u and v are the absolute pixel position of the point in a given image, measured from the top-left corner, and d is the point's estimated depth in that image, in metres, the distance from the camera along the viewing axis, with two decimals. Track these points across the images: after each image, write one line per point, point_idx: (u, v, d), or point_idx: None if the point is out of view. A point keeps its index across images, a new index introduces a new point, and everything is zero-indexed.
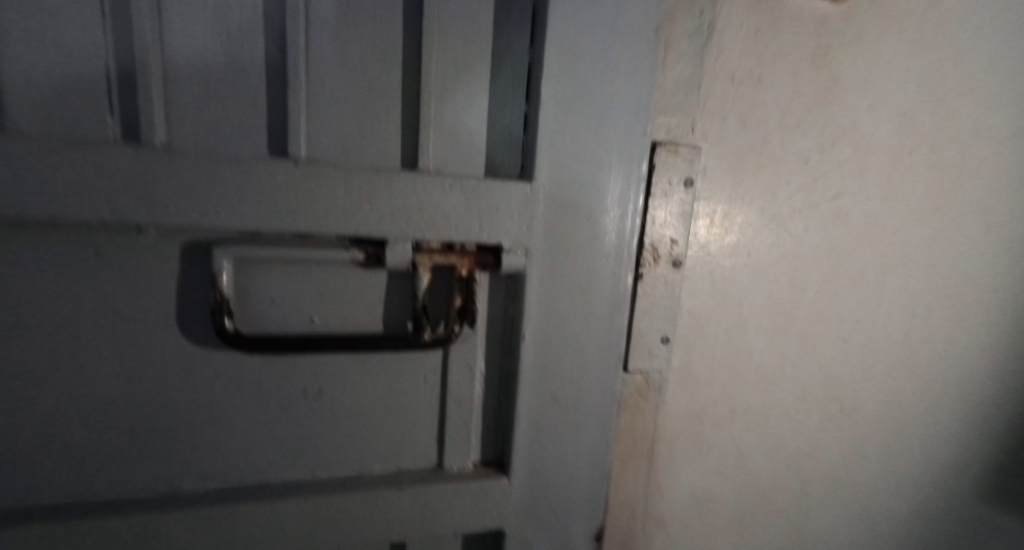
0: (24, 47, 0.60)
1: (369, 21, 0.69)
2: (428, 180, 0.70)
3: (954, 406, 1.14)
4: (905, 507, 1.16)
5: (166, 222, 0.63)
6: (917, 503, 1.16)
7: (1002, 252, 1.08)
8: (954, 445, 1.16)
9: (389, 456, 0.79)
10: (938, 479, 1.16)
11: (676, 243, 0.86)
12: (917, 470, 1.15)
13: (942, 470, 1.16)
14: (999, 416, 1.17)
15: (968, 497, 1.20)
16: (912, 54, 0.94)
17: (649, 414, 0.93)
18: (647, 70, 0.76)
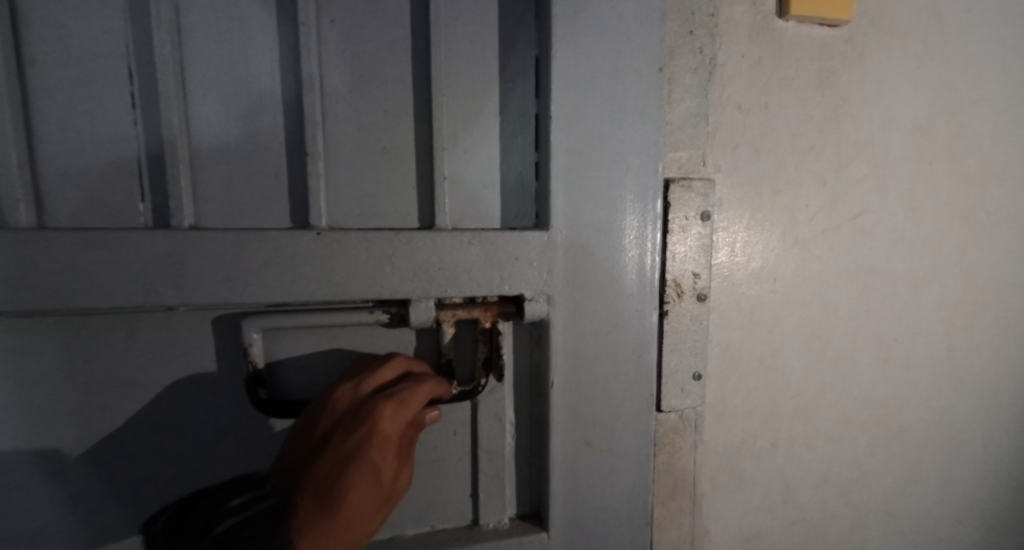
0: (61, 143, 0.63)
1: (379, 89, 0.71)
2: (446, 237, 0.72)
3: (1008, 419, 1.09)
4: (968, 531, 1.10)
5: (197, 300, 0.66)
6: (981, 526, 1.11)
7: None
8: (1014, 462, 1.11)
9: (423, 514, 0.80)
10: (1000, 497, 1.11)
11: (699, 276, 0.85)
12: (977, 490, 1.09)
13: (1003, 487, 1.11)
14: None
15: None
16: (922, 67, 0.93)
17: (687, 452, 0.91)
18: (654, 110, 0.77)
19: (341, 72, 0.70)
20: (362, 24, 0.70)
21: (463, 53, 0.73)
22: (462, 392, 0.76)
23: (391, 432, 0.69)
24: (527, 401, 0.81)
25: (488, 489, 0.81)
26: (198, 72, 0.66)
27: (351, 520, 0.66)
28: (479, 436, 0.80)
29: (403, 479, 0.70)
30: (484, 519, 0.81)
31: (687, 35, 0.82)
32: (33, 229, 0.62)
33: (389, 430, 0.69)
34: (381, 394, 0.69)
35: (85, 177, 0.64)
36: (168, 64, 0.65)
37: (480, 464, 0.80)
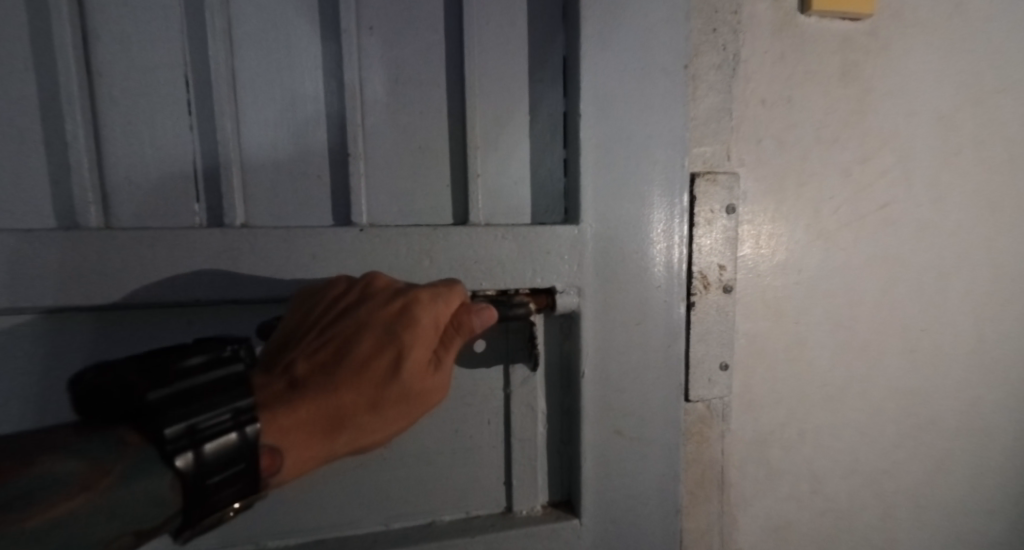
0: (125, 149, 0.68)
1: (416, 93, 0.75)
2: (480, 232, 0.75)
3: None
4: (999, 523, 1.11)
5: (250, 293, 0.70)
6: (1012, 518, 1.11)
7: None
8: None
9: (458, 501, 0.83)
10: None
11: (724, 268, 0.87)
12: (1008, 482, 1.10)
13: None
14: None
15: None
16: (946, 59, 0.94)
17: (715, 442, 0.93)
18: (679, 106, 0.79)
19: (380, 76, 0.74)
20: (400, 30, 0.74)
21: (495, 55, 0.76)
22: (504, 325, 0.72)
23: (415, 325, 0.65)
24: (558, 390, 0.84)
25: (521, 477, 0.84)
26: (248, 78, 0.70)
27: (347, 405, 0.64)
28: (513, 425, 0.83)
29: (418, 379, 0.65)
30: (517, 507, 0.84)
31: (711, 33, 0.84)
32: (101, 230, 0.67)
33: (415, 322, 0.65)
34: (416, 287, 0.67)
35: (145, 180, 0.69)
36: (222, 72, 0.69)
37: (514, 452, 0.83)
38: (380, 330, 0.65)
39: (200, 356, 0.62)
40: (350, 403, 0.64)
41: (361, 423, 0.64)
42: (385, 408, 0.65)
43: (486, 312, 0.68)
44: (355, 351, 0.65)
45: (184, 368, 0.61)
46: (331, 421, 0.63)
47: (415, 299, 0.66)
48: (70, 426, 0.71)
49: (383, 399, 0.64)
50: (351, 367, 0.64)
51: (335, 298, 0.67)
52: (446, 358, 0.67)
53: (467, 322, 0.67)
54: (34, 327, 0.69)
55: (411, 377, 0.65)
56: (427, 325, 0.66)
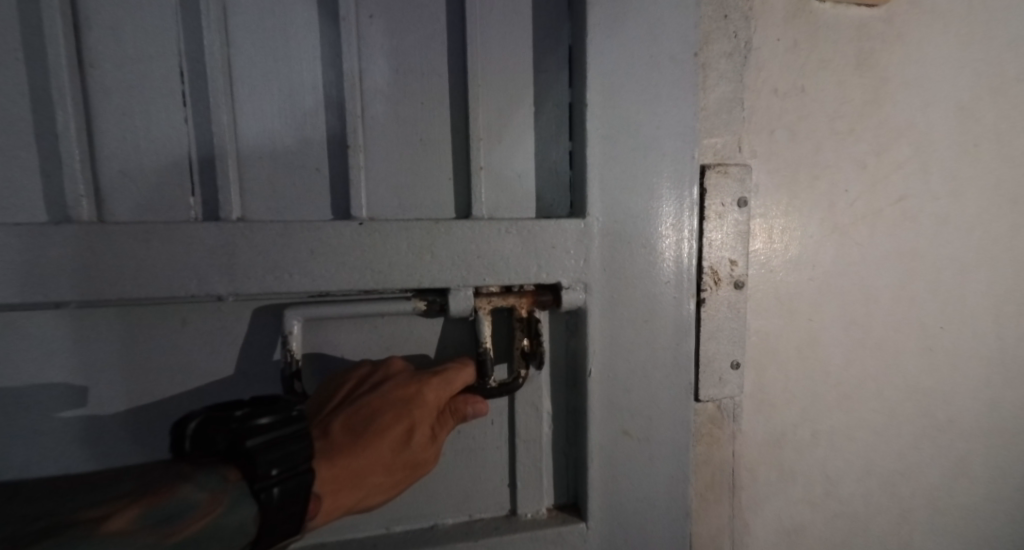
0: (118, 140, 0.66)
1: (417, 83, 0.73)
2: (483, 225, 0.73)
3: None
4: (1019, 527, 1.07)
5: (246, 289, 0.68)
6: None
7: None
8: None
9: (461, 503, 0.81)
10: None
11: (736, 264, 0.85)
12: None
13: None
14: None
15: None
16: (964, 46, 0.91)
17: (726, 443, 0.91)
18: (689, 96, 0.77)
19: (380, 66, 0.72)
20: (400, 18, 0.72)
21: (498, 44, 0.74)
22: (499, 387, 0.75)
23: (424, 404, 0.70)
24: (564, 390, 0.81)
25: (526, 479, 0.82)
26: (244, 68, 0.68)
27: (362, 469, 0.67)
28: (517, 425, 0.81)
29: (427, 451, 0.71)
30: (522, 509, 0.82)
31: (722, 21, 0.81)
32: (95, 224, 0.65)
33: (427, 399, 0.70)
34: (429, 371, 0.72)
35: (140, 173, 0.67)
36: (218, 61, 0.67)
37: (518, 453, 0.81)
38: (397, 406, 0.69)
39: (269, 416, 0.64)
40: (359, 473, 0.67)
41: (373, 486, 0.68)
42: (392, 473, 0.69)
43: (478, 403, 0.73)
44: (370, 424, 0.68)
45: (257, 426, 0.63)
46: (347, 483, 0.66)
47: (424, 380, 0.71)
48: (65, 424, 0.70)
49: (394, 466, 0.69)
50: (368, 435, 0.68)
51: (352, 378, 0.71)
52: (444, 433, 0.72)
53: (461, 409, 0.72)
54: (28, 323, 0.68)
55: (417, 446, 0.70)
56: (431, 403, 0.71)
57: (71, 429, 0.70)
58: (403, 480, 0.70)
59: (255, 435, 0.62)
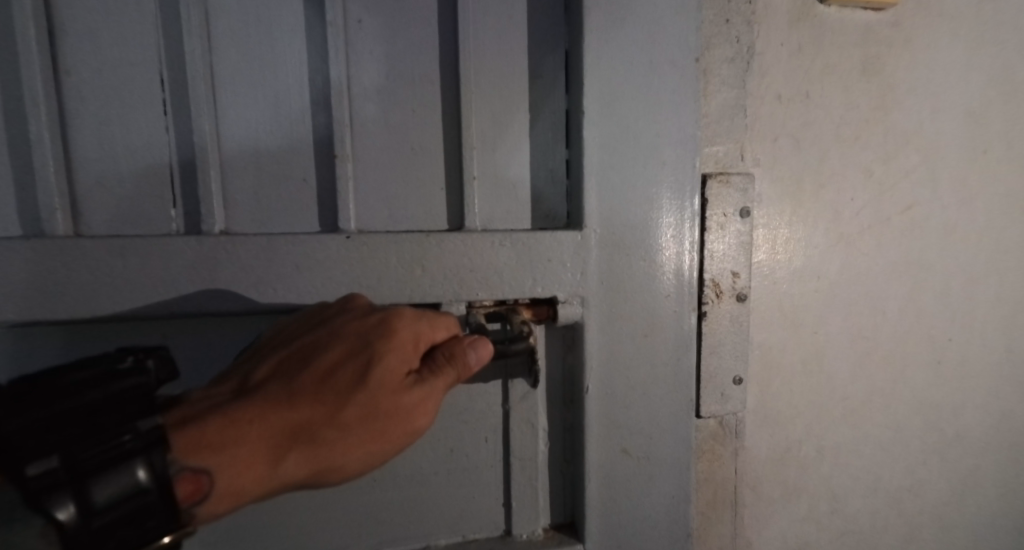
0: (96, 150, 0.64)
1: (407, 90, 0.71)
2: (476, 238, 0.70)
3: None
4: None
5: (228, 305, 0.66)
6: None
7: None
8: None
9: (454, 524, 0.79)
10: None
11: (738, 276, 0.82)
12: None
13: None
14: None
15: None
16: (974, 51, 0.88)
17: (728, 459, 0.88)
18: (689, 102, 0.74)
19: (369, 72, 0.69)
20: (390, 23, 0.70)
21: (491, 50, 0.72)
22: (500, 349, 0.68)
23: (393, 339, 0.61)
24: (561, 407, 0.79)
25: (521, 499, 0.79)
26: (228, 74, 0.66)
27: (313, 416, 0.59)
28: (512, 443, 0.78)
29: (394, 398, 0.61)
30: (517, 530, 0.79)
31: (723, 25, 0.78)
32: (70, 237, 0.62)
33: (398, 336, 0.61)
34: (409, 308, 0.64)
35: (119, 184, 0.65)
36: (199, 69, 0.65)
37: (513, 472, 0.78)
38: (352, 340, 0.61)
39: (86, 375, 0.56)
40: (304, 421, 0.59)
41: (326, 437, 0.59)
42: (346, 424, 0.59)
43: (481, 346, 0.64)
44: (320, 363, 0.60)
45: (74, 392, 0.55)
46: (293, 432, 0.58)
47: (396, 314, 0.62)
48: None
49: (352, 413, 0.59)
50: (325, 376, 0.60)
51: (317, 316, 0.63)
52: (430, 377, 0.62)
53: (461, 354, 0.63)
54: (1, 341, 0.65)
55: (380, 388, 0.60)
56: (404, 340, 0.62)
57: None
58: (370, 433, 0.60)
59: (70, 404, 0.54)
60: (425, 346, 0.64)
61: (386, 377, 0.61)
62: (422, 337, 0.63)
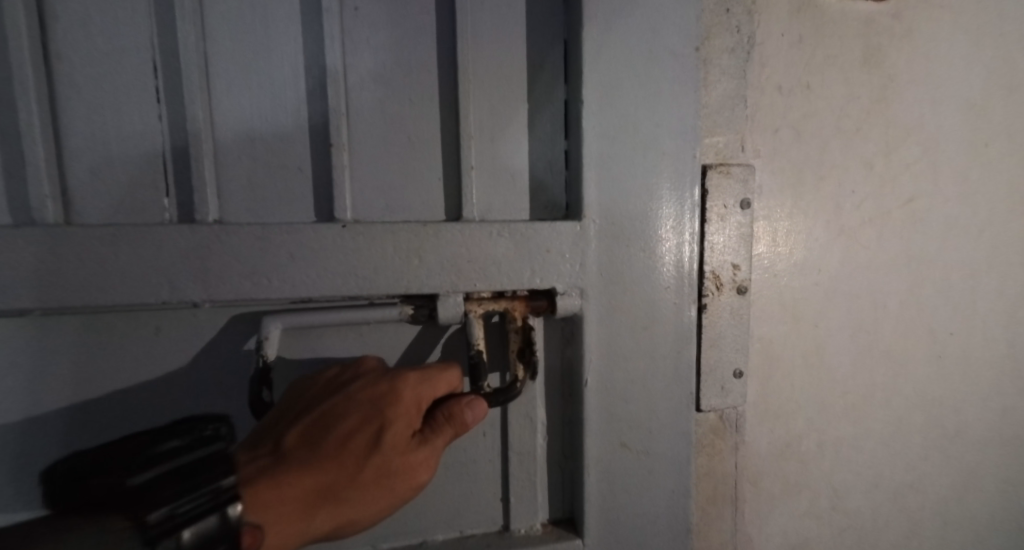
0: (87, 139, 0.63)
1: (404, 79, 0.70)
2: (474, 228, 0.69)
3: None
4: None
5: (222, 296, 0.65)
6: None
7: None
8: None
9: (451, 519, 0.78)
10: None
11: (739, 268, 0.81)
12: None
13: None
14: None
15: None
16: (975, 41, 0.87)
17: (728, 454, 0.87)
18: (689, 92, 0.73)
19: (365, 61, 0.68)
20: (386, 11, 0.69)
21: (488, 38, 0.71)
22: (497, 391, 0.70)
23: (398, 402, 0.65)
24: (560, 400, 0.78)
25: (520, 494, 0.78)
26: (221, 62, 0.65)
27: (332, 480, 0.63)
28: (510, 437, 0.77)
29: (405, 459, 0.64)
30: (515, 525, 0.78)
31: (723, 14, 0.77)
32: (61, 226, 0.61)
33: (401, 401, 0.65)
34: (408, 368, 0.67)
35: (111, 173, 0.64)
36: (193, 56, 0.64)
37: (511, 466, 0.77)
38: (364, 406, 0.64)
39: (175, 440, 0.64)
40: (331, 483, 0.63)
41: (345, 499, 0.63)
42: (365, 484, 0.63)
43: (477, 404, 0.67)
44: (337, 428, 0.64)
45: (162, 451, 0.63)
46: (315, 495, 0.62)
47: (400, 377, 0.66)
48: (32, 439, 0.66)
49: (366, 474, 0.63)
50: (337, 441, 0.64)
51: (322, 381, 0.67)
52: (432, 436, 0.66)
53: (459, 413, 0.66)
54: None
55: (391, 450, 0.64)
56: (408, 402, 0.65)
57: (38, 444, 0.66)
58: (384, 492, 0.64)
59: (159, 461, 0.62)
60: (428, 403, 0.67)
61: (396, 439, 0.65)
62: (423, 398, 0.66)
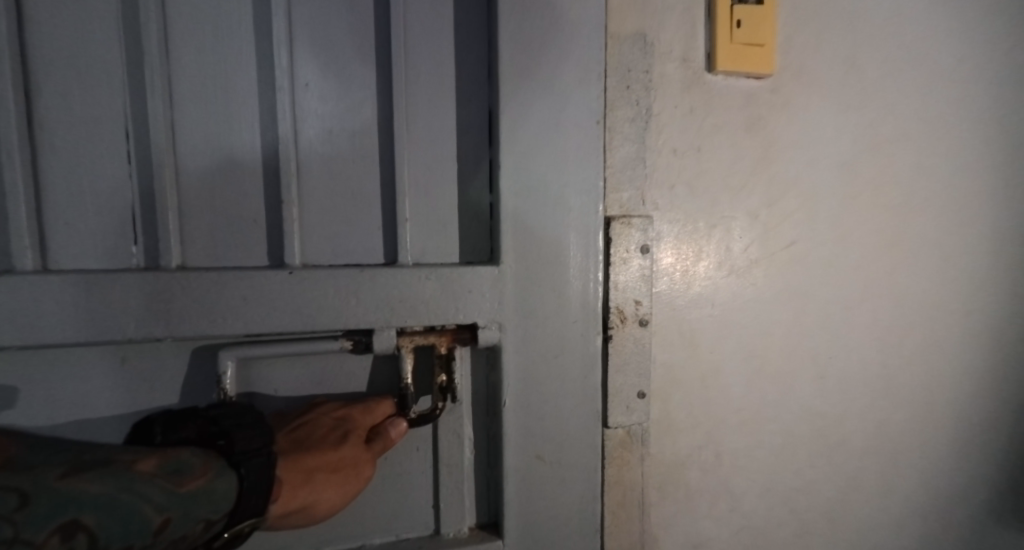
0: (65, 195, 0.72)
1: (348, 143, 0.81)
2: (406, 272, 0.80)
3: (947, 431, 1.15)
4: (918, 539, 1.16)
5: (182, 332, 0.74)
6: (926, 534, 1.16)
7: (966, 278, 1.13)
8: (954, 473, 1.16)
9: (389, 524, 0.88)
10: (945, 504, 1.17)
11: (640, 303, 0.94)
12: (919, 501, 1.15)
13: (947, 496, 1.17)
14: (996, 441, 1.18)
15: (981, 522, 1.19)
16: (842, 111, 1.03)
17: (636, 464, 0.99)
18: (594, 156, 0.86)
19: (314, 127, 0.79)
20: (333, 84, 0.80)
21: (422, 108, 0.82)
22: (420, 416, 0.83)
23: (355, 422, 0.78)
24: (484, 419, 0.89)
25: (449, 501, 0.89)
26: (187, 129, 0.75)
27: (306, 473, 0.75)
28: (440, 452, 0.88)
29: (360, 461, 0.78)
30: (445, 529, 0.89)
31: (625, 90, 0.90)
32: (38, 273, 0.70)
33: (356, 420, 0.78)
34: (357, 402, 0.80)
35: (86, 225, 0.73)
36: (161, 125, 0.74)
37: (442, 477, 0.88)
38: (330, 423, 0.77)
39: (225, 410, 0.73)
40: (318, 471, 0.75)
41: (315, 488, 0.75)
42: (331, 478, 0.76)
43: (398, 422, 0.80)
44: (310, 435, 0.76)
45: (222, 415, 0.72)
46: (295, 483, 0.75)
47: (353, 406, 0.79)
48: None
49: (332, 470, 0.76)
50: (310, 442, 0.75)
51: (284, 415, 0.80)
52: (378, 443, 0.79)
53: (385, 430, 0.80)
54: None
55: (352, 453, 0.77)
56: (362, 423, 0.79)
57: None
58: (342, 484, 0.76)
59: (228, 419, 0.72)
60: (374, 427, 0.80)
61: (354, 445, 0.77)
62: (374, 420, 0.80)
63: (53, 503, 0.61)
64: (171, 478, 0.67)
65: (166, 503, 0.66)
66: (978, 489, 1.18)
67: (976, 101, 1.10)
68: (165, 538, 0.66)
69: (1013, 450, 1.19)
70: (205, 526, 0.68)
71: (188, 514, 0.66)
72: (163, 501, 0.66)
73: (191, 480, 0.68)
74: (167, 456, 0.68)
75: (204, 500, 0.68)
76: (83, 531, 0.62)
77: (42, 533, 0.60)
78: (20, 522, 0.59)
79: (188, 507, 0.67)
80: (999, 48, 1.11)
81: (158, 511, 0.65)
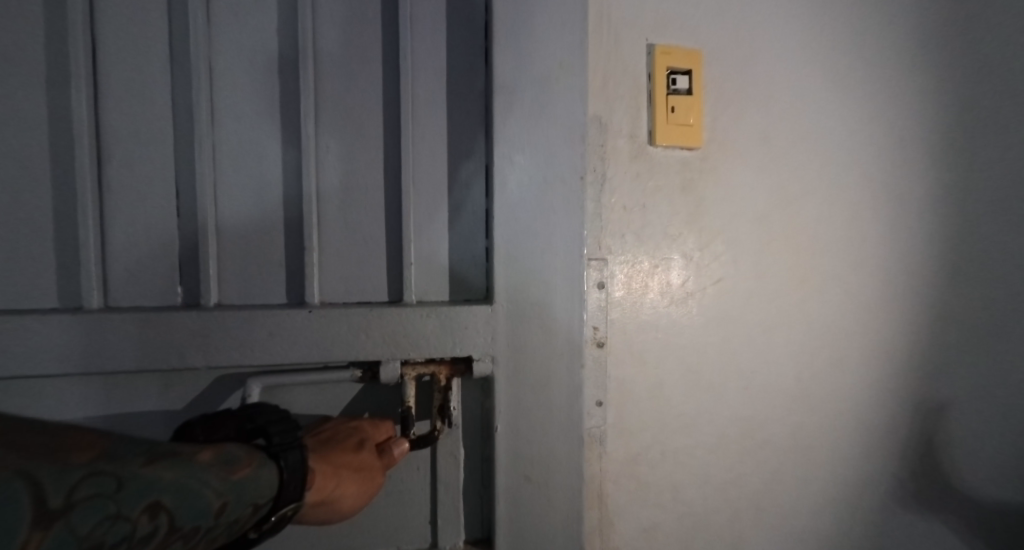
0: (126, 245, 0.87)
1: (361, 198, 0.96)
2: (411, 311, 0.95)
3: (854, 434, 1.38)
4: (831, 523, 1.38)
5: (218, 362, 0.87)
6: (837, 519, 1.38)
7: (870, 309, 1.36)
8: (861, 468, 1.38)
9: (393, 536, 1.03)
10: (852, 495, 1.38)
11: (598, 328, 1.17)
12: (831, 491, 1.37)
13: (854, 488, 1.38)
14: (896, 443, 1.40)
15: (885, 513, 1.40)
16: (760, 173, 1.26)
17: (594, 462, 1.19)
18: (577, 210, 1.01)
19: (333, 186, 0.95)
20: (349, 148, 0.95)
21: (424, 169, 0.99)
22: (418, 438, 0.97)
23: (368, 432, 0.93)
24: (477, 440, 1.05)
25: (445, 517, 1.03)
26: (228, 189, 0.90)
27: (336, 468, 0.88)
28: (439, 471, 1.03)
29: (377, 463, 0.91)
30: (442, 543, 1.04)
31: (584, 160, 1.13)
32: (103, 311, 0.85)
33: (369, 430, 0.93)
34: (366, 419, 0.95)
35: (142, 269, 0.88)
36: (205, 185, 0.88)
37: (439, 495, 1.03)
38: (348, 431, 0.92)
39: (259, 410, 0.87)
40: (343, 470, 0.88)
41: (341, 482, 0.89)
42: (354, 473, 0.89)
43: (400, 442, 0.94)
44: (334, 441, 0.90)
45: (257, 413, 0.86)
46: (326, 478, 0.87)
47: (364, 421, 0.95)
48: None
49: (355, 468, 0.89)
50: (337, 445, 0.90)
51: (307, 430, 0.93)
52: (388, 450, 0.93)
53: (389, 448, 0.93)
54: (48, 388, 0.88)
55: (370, 454, 0.91)
56: (374, 433, 0.94)
57: None
58: (361, 482, 0.90)
59: (262, 415, 0.86)
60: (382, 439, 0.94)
61: (371, 449, 0.91)
62: (382, 434, 0.95)
63: (142, 486, 0.71)
64: (225, 467, 0.78)
65: (224, 489, 0.76)
66: (881, 482, 1.40)
67: (873, 161, 1.33)
68: (224, 520, 0.76)
69: (911, 451, 1.41)
70: (254, 509, 0.79)
71: (241, 498, 0.78)
72: (220, 485, 0.76)
73: (241, 468, 0.79)
74: (217, 448, 0.80)
75: (254, 485, 0.79)
76: (165, 511, 0.71)
77: (135, 511, 0.70)
78: (120, 501, 0.69)
79: (239, 491, 0.78)
80: (896, 121, 1.34)
81: (218, 495, 0.76)
